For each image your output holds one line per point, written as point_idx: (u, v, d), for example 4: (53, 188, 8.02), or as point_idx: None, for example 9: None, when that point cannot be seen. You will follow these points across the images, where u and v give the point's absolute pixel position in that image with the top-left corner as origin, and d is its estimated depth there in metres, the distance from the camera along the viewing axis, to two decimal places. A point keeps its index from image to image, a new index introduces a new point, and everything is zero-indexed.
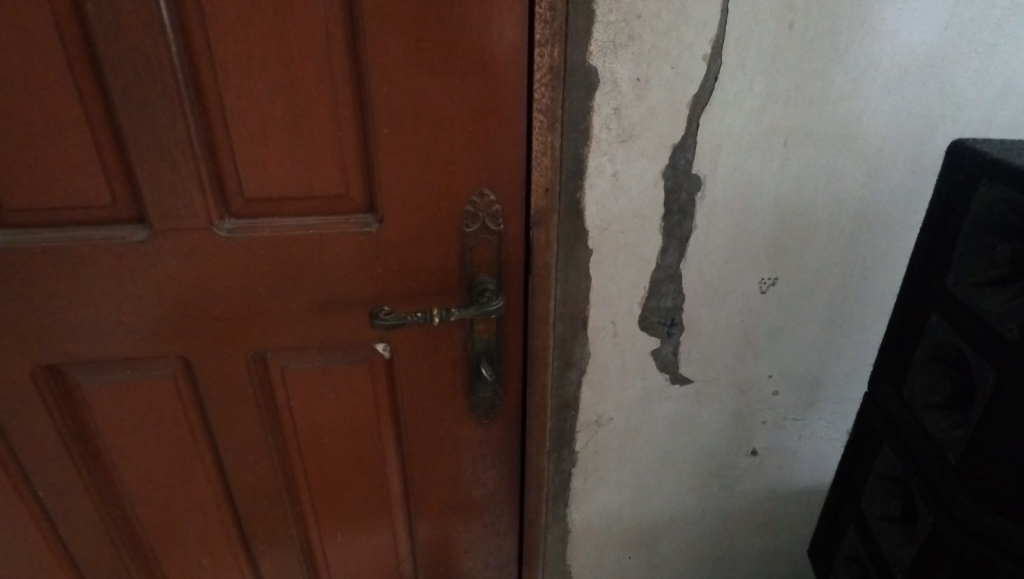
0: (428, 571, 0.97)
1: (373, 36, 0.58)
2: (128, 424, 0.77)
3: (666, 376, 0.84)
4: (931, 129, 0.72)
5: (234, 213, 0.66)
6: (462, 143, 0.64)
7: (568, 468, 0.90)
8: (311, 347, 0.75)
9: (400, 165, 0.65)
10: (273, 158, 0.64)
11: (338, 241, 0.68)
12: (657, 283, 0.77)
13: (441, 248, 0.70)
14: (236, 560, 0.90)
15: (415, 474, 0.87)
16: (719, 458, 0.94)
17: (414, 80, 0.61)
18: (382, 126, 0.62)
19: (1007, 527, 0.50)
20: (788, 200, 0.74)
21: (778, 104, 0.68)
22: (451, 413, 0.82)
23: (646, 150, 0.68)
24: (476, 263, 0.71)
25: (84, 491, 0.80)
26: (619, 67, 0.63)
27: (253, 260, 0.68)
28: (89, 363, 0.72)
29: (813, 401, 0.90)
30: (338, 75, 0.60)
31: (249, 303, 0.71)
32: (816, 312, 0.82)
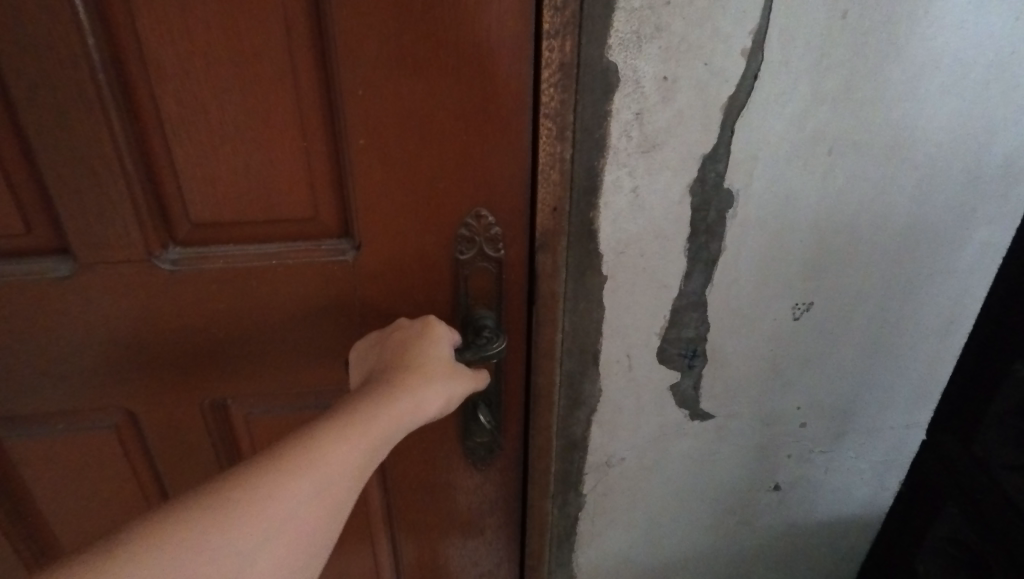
0: None
1: (343, 26, 0.47)
2: (65, 485, 0.66)
3: (684, 411, 0.75)
4: (992, 136, 0.62)
5: (179, 240, 0.55)
6: (454, 156, 0.54)
7: (574, 512, 0.80)
8: (278, 393, 0.64)
9: (382, 184, 0.54)
10: (224, 177, 0.52)
11: (307, 272, 0.57)
12: (679, 312, 0.67)
13: (431, 279, 0.59)
14: None
15: (403, 525, 0.77)
16: (739, 495, 0.85)
17: (397, 81, 0.50)
18: (358, 137, 0.51)
19: None
20: (829, 217, 0.64)
21: (823, 108, 0.58)
22: (443, 460, 0.72)
23: (672, 162, 0.58)
24: (471, 295, 0.60)
25: (18, 559, 0.69)
26: (643, 63, 0.53)
27: (205, 296, 0.57)
28: (11, 417, 0.61)
29: (843, 433, 0.82)
30: (302, 75, 0.49)
31: (202, 345, 0.59)
32: (852, 338, 0.73)
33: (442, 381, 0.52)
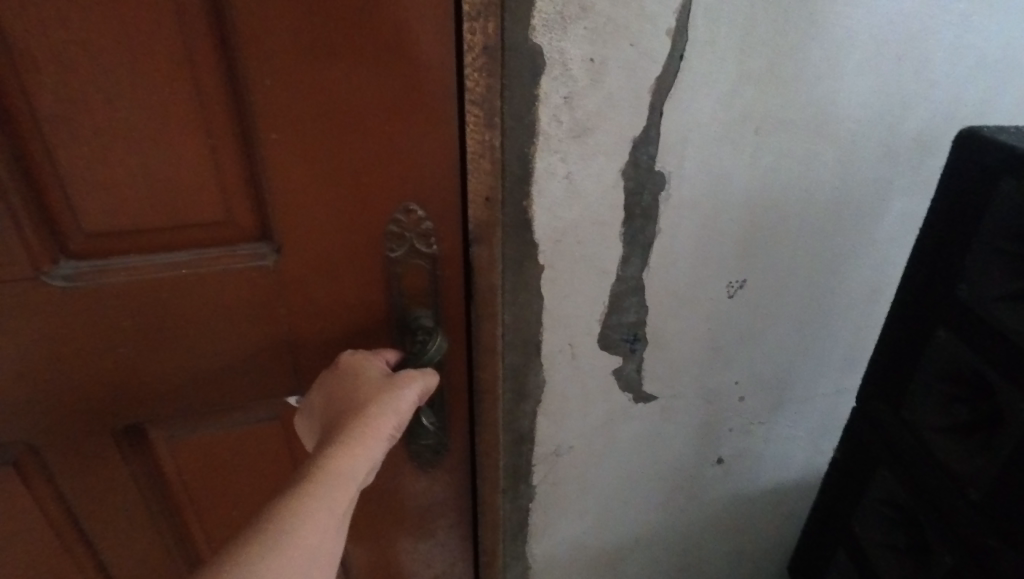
0: None
1: (244, 9, 0.43)
2: None
3: (629, 395, 0.75)
4: (904, 110, 0.65)
5: (72, 253, 0.49)
6: (376, 148, 0.50)
7: (526, 504, 0.80)
8: (201, 410, 0.59)
9: (301, 183, 0.50)
10: (118, 178, 0.47)
11: (224, 280, 0.53)
12: (619, 297, 0.66)
13: (361, 281, 0.56)
14: None
15: (350, 536, 0.74)
16: (685, 472, 0.86)
17: (306, 67, 0.45)
18: (270, 132, 0.47)
19: None
20: (758, 195, 0.65)
21: (749, 87, 0.58)
22: (388, 467, 0.69)
23: (604, 146, 0.57)
24: (406, 295, 0.57)
25: None
26: (570, 45, 0.51)
27: (108, 311, 0.52)
28: None
29: (780, 403, 0.84)
30: (202, 65, 0.44)
31: (110, 365, 0.54)
32: (784, 312, 0.75)
33: (379, 396, 0.50)
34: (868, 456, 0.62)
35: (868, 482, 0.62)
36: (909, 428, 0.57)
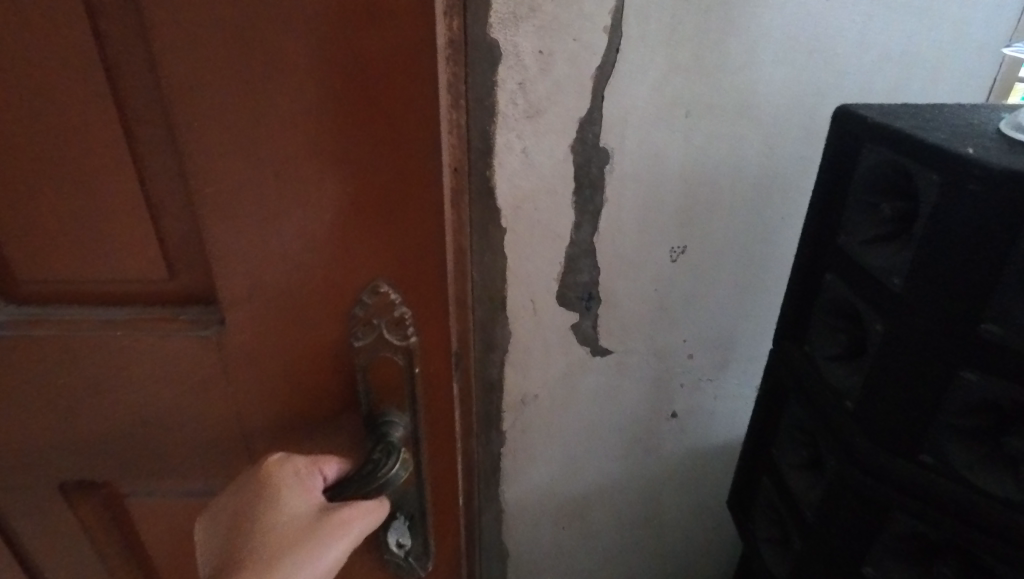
0: None
1: (158, 26, 0.33)
2: None
3: (587, 349, 0.85)
4: (820, 96, 0.75)
5: (18, 295, 0.44)
6: (330, 210, 0.38)
7: (496, 449, 0.91)
8: (148, 476, 0.51)
9: (239, 242, 0.39)
10: (45, 222, 0.40)
11: (164, 348, 0.44)
12: (573, 259, 0.77)
13: (320, 363, 0.44)
14: None
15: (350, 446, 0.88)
16: (642, 424, 0.96)
17: (244, 106, 0.35)
18: (196, 183, 0.37)
19: (888, 462, 0.54)
20: (693, 170, 0.75)
21: (678, 76, 0.69)
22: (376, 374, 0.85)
23: (554, 125, 0.67)
24: (373, 389, 0.44)
25: None
26: (522, 39, 0.62)
27: (46, 367, 0.45)
28: None
29: (726, 362, 0.94)
30: (124, 83, 0.36)
31: (50, 421, 0.48)
32: (723, 277, 0.85)
33: (289, 548, 0.39)
34: (784, 388, 0.69)
35: (785, 410, 0.70)
36: (810, 360, 0.65)
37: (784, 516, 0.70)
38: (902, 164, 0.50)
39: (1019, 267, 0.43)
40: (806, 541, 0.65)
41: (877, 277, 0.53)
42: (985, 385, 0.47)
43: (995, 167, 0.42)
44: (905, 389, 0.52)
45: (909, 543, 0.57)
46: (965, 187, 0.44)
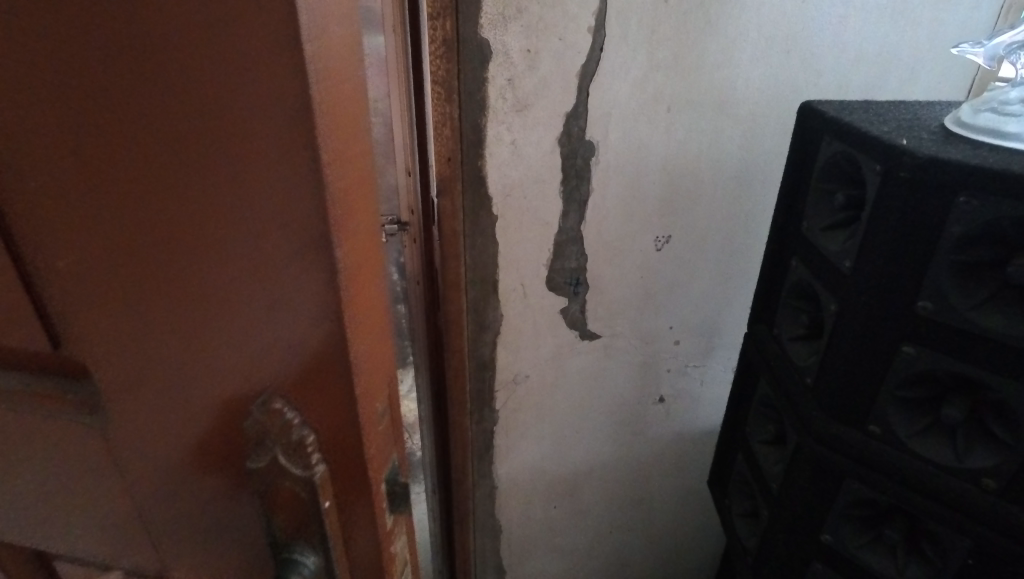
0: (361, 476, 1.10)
1: None
2: None
3: (575, 332, 0.90)
4: (797, 94, 0.79)
5: None
6: (206, 294, 0.26)
7: (489, 427, 0.95)
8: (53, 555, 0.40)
9: (106, 320, 0.28)
10: None
11: (46, 430, 0.33)
12: (561, 245, 0.82)
13: (222, 476, 0.32)
14: None
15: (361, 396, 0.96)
16: (630, 407, 1.01)
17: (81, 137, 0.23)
18: (58, 253, 0.27)
19: (840, 431, 0.59)
20: (675, 162, 0.80)
21: (659, 73, 0.73)
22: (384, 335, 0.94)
23: (541, 118, 0.72)
24: (274, 520, 0.31)
25: None
26: (510, 39, 0.67)
27: None
28: None
29: (711, 348, 0.98)
30: None
31: None
32: (706, 266, 0.90)
33: None
34: (756, 369, 0.74)
35: (756, 390, 0.74)
36: (778, 340, 0.69)
37: (754, 488, 0.75)
38: (851, 155, 0.54)
39: (948, 248, 0.48)
40: (771, 511, 0.69)
41: (830, 260, 0.57)
42: (922, 358, 0.52)
43: (921, 157, 0.47)
44: (852, 364, 0.56)
45: (861, 508, 0.61)
46: (897, 174, 0.48)
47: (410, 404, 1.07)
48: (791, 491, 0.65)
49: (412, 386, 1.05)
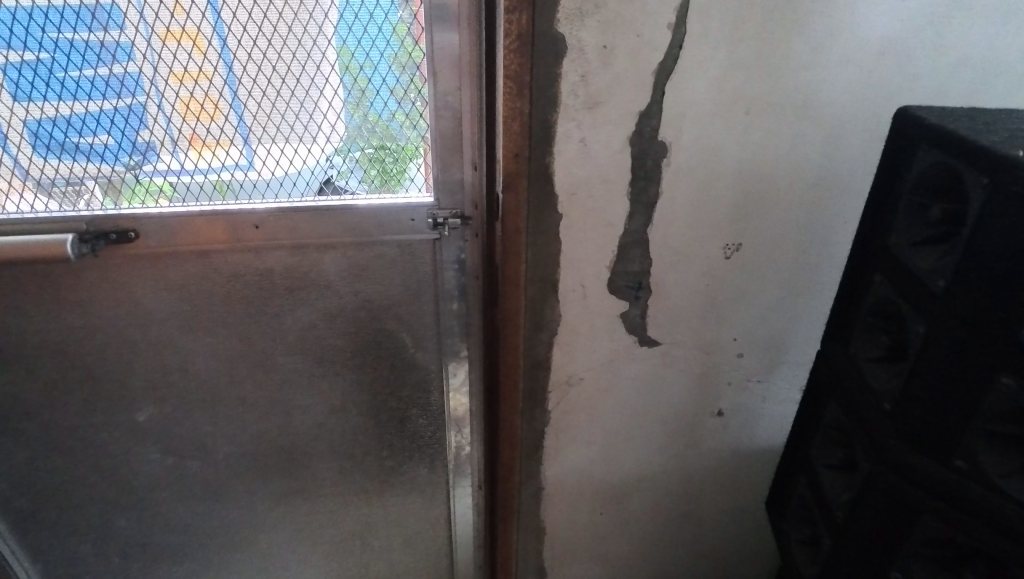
0: (409, 455, 1.13)
1: None
2: (183, 326, 0.94)
3: (633, 338, 0.88)
4: (888, 99, 0.74)
5: None
6: None
7: (539, 427, 0.95)
8: None
9: None
10: None
11: None
12: (625, 247, 0.80)
13: None
14: (267, 452, 1.09)
15: (426, 367, 1.03)
16: (686, 418, 0.98)
17: None
18: None
19: (918, 460, 0.55)
20: (750, 166, 0.76)
21: (739, 73, 0.70)
22: (447, 315, 0.98)
23: (613, 117, 0.70)
24: None
25: (147, 383, 0.99)
26: (585, 34, 0.66)
27: None
28: (155, 285, 0.90)
29: (776, 363, 0.94)
30: None
31: None
32: (777, 276, 0.85)
33: None
34: (825, 389, 0.70)
35: (824, 411, 0.70)
36: (852, 360, 0.65)
37: (816, 516, 0.71)
38: (953, 166, 0.50)
39: None
40: (833, 539, 0.65)
41: (920, 278, 0.53)
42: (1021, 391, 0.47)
43: None
44: (939, 391, 0.52)
45: (939, 548, 0.56)
46: (1006, 189, 0.44)
47: (460, 397, 1.06)
48: (859, 523, 0.61)
49: (464, 380, 1.05)
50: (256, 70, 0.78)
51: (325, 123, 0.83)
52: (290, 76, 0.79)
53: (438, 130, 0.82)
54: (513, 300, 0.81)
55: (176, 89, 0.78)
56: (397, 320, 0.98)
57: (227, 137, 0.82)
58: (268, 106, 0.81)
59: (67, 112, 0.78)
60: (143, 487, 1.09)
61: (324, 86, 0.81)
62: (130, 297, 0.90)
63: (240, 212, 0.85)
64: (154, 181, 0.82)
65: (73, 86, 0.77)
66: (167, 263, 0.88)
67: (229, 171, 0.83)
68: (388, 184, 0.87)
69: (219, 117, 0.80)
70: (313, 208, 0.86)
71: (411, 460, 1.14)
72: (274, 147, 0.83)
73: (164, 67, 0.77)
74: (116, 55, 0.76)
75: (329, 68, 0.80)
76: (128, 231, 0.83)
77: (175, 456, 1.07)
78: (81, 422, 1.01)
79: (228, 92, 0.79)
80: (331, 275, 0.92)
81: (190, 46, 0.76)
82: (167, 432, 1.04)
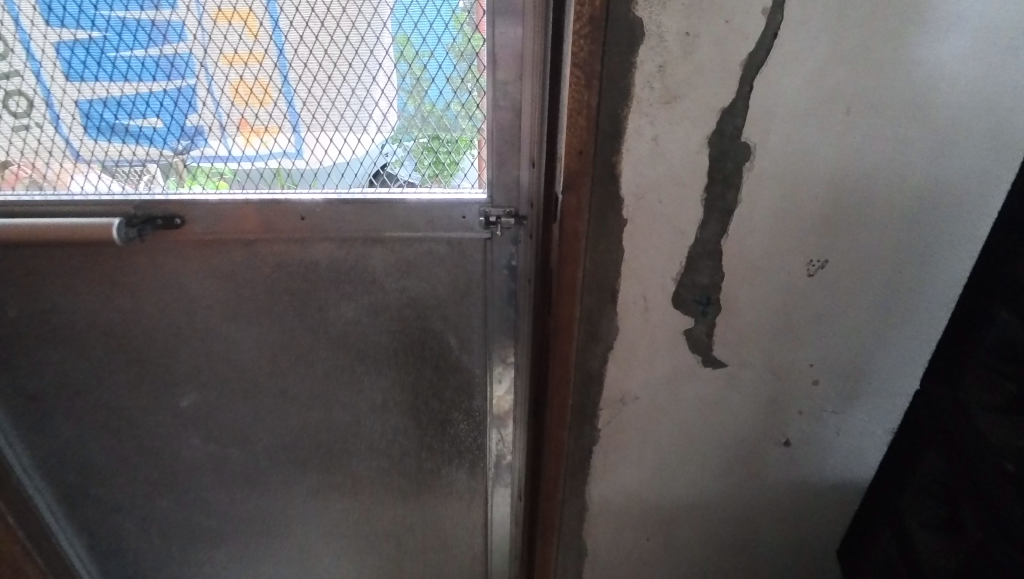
0: (448, 459, 1.09)
1: None
2: (227, 316, 0.92)
3: (697, 357, 0.80)
4: (1017, 102, 0.64)
5: None
6: None
7: (588, 445, 0.88)
8: None
9: None
10: None
11: None
12: (694, 259, 0.72)
13: None
14: (306, 446, 1.07)
15: (471, 371, 0.98)
16: (749, 446, 0.89)
17: None
18: None
19: None
20: (845, 175, 0.67)
21: (841, 67, 0.61)
22: (496, 317, 0.92)
23: (691, 113, 0.63)
24: None
25: (189, 369, 0.98)
26: (667, 19, 0.59)
27: None
28: (201, 272, 0.88)
29: (855, 393, 0.85)
30: None
31: None
32: (866, 298, 0.76)
33: None
34: (922, 437, 0.66)
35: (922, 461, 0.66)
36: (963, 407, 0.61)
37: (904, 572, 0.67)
38: None
39: None
40: None
41: None
42: None
43: None
44: None
45: None
46: None
47: (504, 404, 1.01)
48: None
49: (509, 387, 1.00)
50: (307, 53, 0.74)
51: (377, 111, 0.78)
52: (343, 60, 0.75)
53: (496, 122, 0.77)
54: (566, 309, 0.76)
55: (226, 71, 0.75)
56: (443, 320, 0.93)
57: (275, 123, 0.78)
58: (318, 92, 0.77)
59: (117, 93, 0.77)
60: (185, 470, 1.09)
61: (377, 72, 0.76)
62: (176, 282, 0.89)
63: (287, 202, 0.81)
64: (202, 167, 0.80)
65: (124, 66, 0.75)
66: (213, 250, 0.86)
67: (277, 159, 0.80)
68: (439, 179, 0.82)
69: (269, 103, 0.77)
70: (361, 201, 0.82)
71: (450, 464, 1.10)
72: (324, 135, 0.79)
73: (215, 49, 0.74)
74: (167, 35, 0.73)
75: (383, 53, 0.75)
76: (174, 217, 0.81)
77: (215, 443, 1.06)
78: (126, 403, 1.01)
79: (279, 76, 0.76)
80: (377, 271, 0.88)
81: (241, 27, 0.73)
82: (209, 419, 1.03)
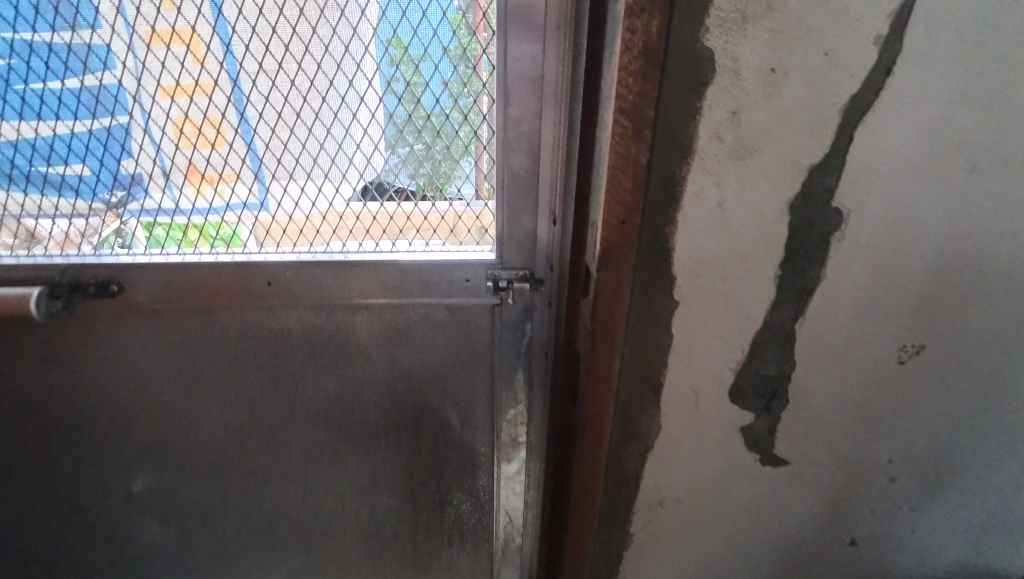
0: (448, 543, 0.94)
1: None
2: (182, 390, 0.77)
3: (755, 455, 0.65)
4: None
5: None
6: None
7: (617, 551, 0.73)
8: None
9: None
10: None
11: None
12: (760, 346, 0.57)
13: None
14: (281, 531, 0.91)
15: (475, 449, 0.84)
16: (809, 550, 0.74)
17: None
18: None
19: None
20: (960, 246, 0.53)
21: (970, 113, 0.46)
22: (505, 392, 0.78)
23: (770, 172, 0.48)
24: None
25: (140, 450, 0.82)
26: (746, 51, 0.44)
27: None
28: (148, 343, 0.72)
29: (942, 493, 0.69)
30: None
31: None
32: (967, 387, 0.62)
33: None
34: None
35: None
36: None
37: None
38: None
39: None
40: None
41: None
42: None
43: None
44: None
45: None
46: None
47: (514, 485, 0.87)
48: None
49: (520, 469, 0.86)
50: (269, 83, 0.59)
51: (358, 155, 0.63)
52: (314, 92, 0.60)
53: (509, 169, 0.62)
54: (598, 402, 0.62)
55: (167, 106, 0.60)
56: (443, 395, 0.78)
57: (232, 170, 0.63)
58: (285, 130, 0.61)
59: (30, 134, 0.61)
60: (137, 561, 0.93)
61: (359, 107, 0.61)
62: (119, 354, 0.74)
63: (252, 264, 0.66)
64: (142, 223, 0.65)
65: (36, 101, 0.60)
66: (161, 319, 0.70)
67: (236, 212, 0.65)
68: (437, 236, 0.67)
69: (222, 144, 0.62)
70: (342, 263, 0.67)
71: (450, 549, 0.94)
72: (293, 184, 0.64)
73: (150, 79, 0.59)
74: (88, 61, 0.58)
75: (365, 83, 0.60)
76: (110, 284, 0.67)
77: (174, 529, 0.91)
78: (64, 488, 0.85)
79: (234, 112, 0.60)
80: (363, 341, 0.73)
81: (183, 52, 0.58)
82: (166, 503, 0.88)
